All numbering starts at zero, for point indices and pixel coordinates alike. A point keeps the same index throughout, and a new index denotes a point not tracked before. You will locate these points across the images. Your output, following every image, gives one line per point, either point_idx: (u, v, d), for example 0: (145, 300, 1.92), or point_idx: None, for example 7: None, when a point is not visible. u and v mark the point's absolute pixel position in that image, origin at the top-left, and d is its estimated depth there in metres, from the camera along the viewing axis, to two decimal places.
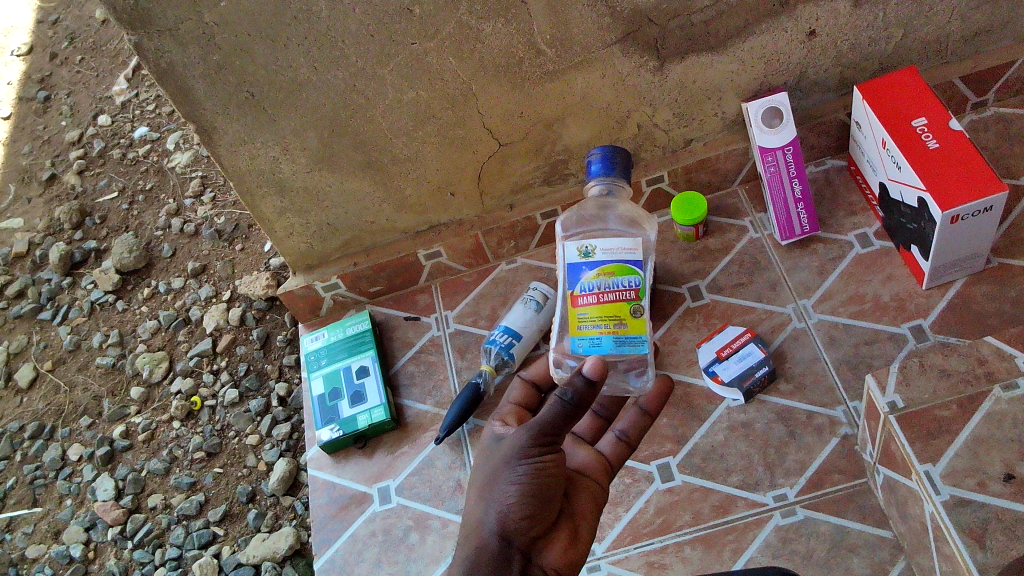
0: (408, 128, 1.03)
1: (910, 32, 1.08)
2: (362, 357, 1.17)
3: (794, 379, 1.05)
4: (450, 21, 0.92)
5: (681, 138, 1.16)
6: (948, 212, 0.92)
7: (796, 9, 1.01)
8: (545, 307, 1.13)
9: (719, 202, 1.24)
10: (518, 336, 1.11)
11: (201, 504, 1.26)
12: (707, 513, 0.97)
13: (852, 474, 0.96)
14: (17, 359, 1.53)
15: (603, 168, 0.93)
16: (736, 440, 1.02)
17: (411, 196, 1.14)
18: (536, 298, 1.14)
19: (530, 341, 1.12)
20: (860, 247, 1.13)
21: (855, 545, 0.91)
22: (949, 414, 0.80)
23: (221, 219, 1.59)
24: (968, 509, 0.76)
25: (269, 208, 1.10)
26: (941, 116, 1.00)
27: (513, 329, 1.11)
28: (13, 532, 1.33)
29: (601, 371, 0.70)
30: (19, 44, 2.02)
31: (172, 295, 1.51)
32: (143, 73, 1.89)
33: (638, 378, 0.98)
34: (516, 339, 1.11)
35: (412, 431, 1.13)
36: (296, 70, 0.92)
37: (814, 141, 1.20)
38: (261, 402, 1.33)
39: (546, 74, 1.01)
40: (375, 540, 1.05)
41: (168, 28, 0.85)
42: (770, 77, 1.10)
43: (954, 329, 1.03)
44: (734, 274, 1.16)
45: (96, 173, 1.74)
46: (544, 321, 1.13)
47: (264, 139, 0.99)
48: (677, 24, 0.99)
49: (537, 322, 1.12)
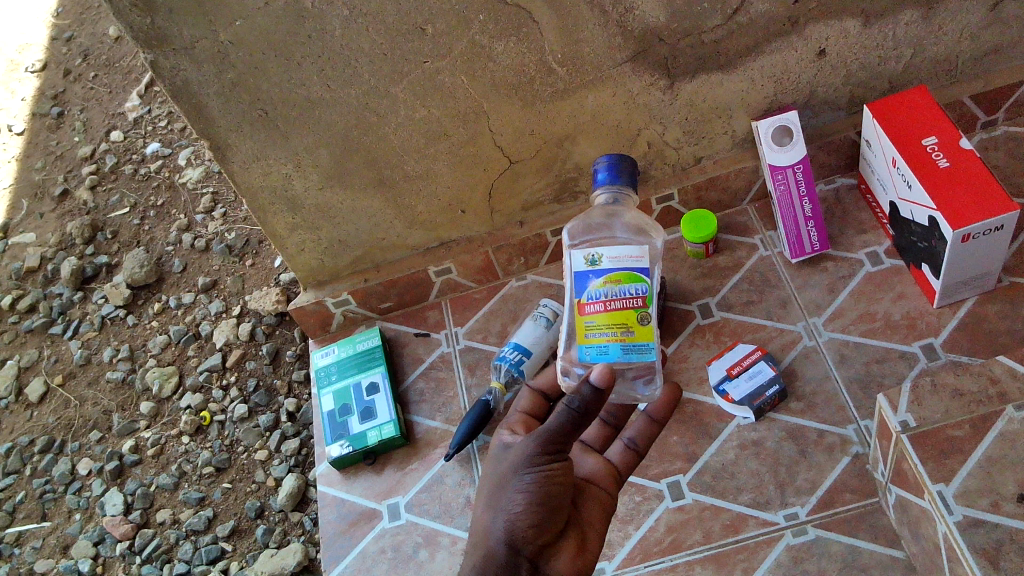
0: (420, 146, 1.04)
1: (920, 51, 1.08)
2: (372, 373, 1.17)
3: (805, 397, 1.04)
4: (462, 41, 0.93)
5: (691, 156, 1.17)
6: (959, 231, 0.92)
7: (806, 28, 1.02)
8: (554, 323, 1.14)
9: (729, 220, 1.25)
10: (528, 352, 1.11)
11: (209, 519, 1.26)
12: (718, 532, 0.97)
13: (863, 493, 0.96)
14: (27, 373, 1.53)
15: (609, 176, 0.89)
16: (747, 459, 1.01)
17: (422, 213, 1.15)
18: (546, 316, 1.14)
19: (539, 359, 1.12)
20: (870, 265, 1.14)
21: (867, 566, 0.91)
22: (961, 434, 0.80)
23: (232, 234, 1.60)
24: (981, 529, 0.75)
25: (281, 224, 1.11)
26: (952, 135, 1.00)
27: (523, 346, 1.12)
28: (22, 547, 1.33)
29: (608, 379, 0.70)
30: (33, 60, 2.05)
31: (182, 310, 1.52)
32: (155, 89, 1.92)
33: (646, 386, 0.93)
34: (525, 355, 1.11)
35: (421, 448, 1.13)
36: (309, 88, 0.93)
37: (824, 159, 1.20)
38: (270, 417, 1.34)
39: (556, 92, 1.02)
40: (384, 557, 1.05)
41: (183, 47, 0.86)
42: (780, 96, 1.11)
43: (965, 347, 1.02)
44: (745, 292, 1.16)
45: (108, 189, 1.76)
46: (553, 338, 1.13)
47: (277, 156, 1.00)
48: (687, 43, 1.00)
49: (547, 339, 1.13)
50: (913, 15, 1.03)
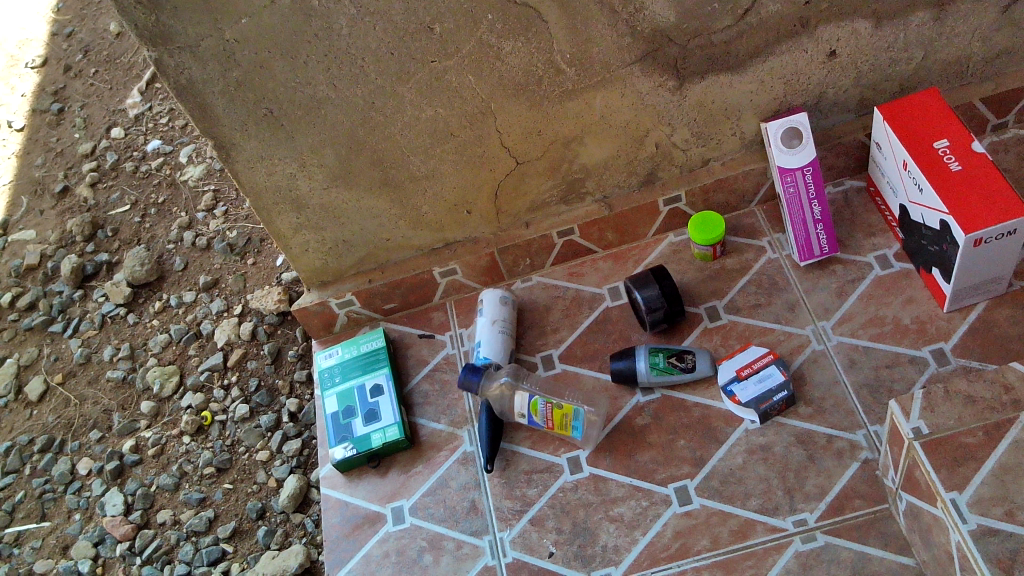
0: (426, 146, 1.03)
1: (931, 53, 1.07)
2: (376, 375, 1.16)
3: (813, 402, 1.03)
4: (471, 40, 0.92)
5: (699, 157, 1.16)
6: (971, 235, 0.91)
7: (817, 29, 1.01)
8: (487, 309, 1.17)
9: (736, 221, 1.24)
10: (480, 345, 1.14)
11: (210, 520, 1.25)
12: (726, 538, 0.96)
13: (873, 499, 0.95)
14: (27, 371, 1.52)
15: (464, 381, 1.10)
16: (755, 464, 1.01)
17: (428, 214, 1.14)
18: (485, 315, 1.16)
19: (492, 332, 1.14)
20: (880, 268, 1.13)
21: (876, 573, 0.90)
22: (975, 441, 0.79)
23: (233, 232, 1.59)
24: (996, 538, 0.74)
25: (284, 224, 1.10)
26: (963, 138, 0.99)
27: (476, 343, 1.15)
28: (21, 547, 1.31)
29: None
30: (33, 56, 2.03)
31: (183, 309, 1.51)
32: (156, 86, 1.90)
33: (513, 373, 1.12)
34: (478, 348, 1.14)
35: (425, 450, 1.12)
36: (315, 87, 0.92)
37: (833, 161, 1.19)
38: (272, 417, 1.33)
39: (564, 93, 1.01)
40: (389, 561, 1.03)
41: (188, 45, 0.85)
42: (790, 97, 1.10)
43: (976, 352, 1.02)
44: (752, 294, 1.15)
45: (108, 186, 1.74)
46: (495, 318, 1.16)
47: (282, 156, 0.99)
48: (697, 44, 0.99)
49: (488, 324, 1.15)
50: (925, 16, 1.02)
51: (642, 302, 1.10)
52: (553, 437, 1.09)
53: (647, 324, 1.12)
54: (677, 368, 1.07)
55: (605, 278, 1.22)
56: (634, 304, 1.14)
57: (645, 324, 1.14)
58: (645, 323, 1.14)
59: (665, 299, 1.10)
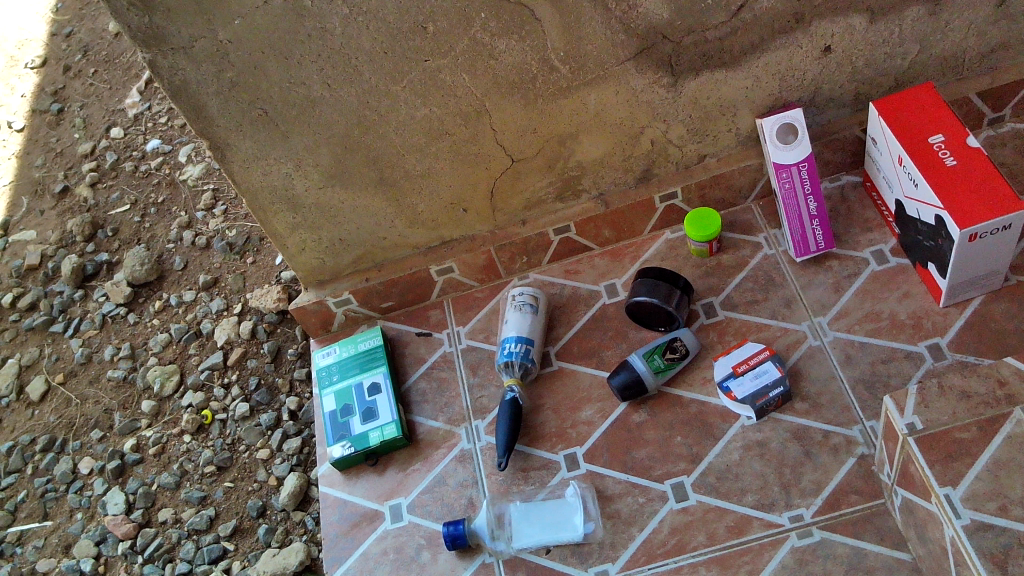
0: (421, 144, 1.03)
1: (927, 47, 1.07)
2: (374, 373, 1.17)
3: (810, 398, 1.04)
4: (464, 38, 0.92)
5: (695, 154, 1.16)
6: (966, 231, 0.91)
7: (812, 25, 1.01)
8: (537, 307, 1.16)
9: (733, 218, 1.24)
10: (531, 341, 1.13)
11: (211, 519, 1.26)
12: (722, 533, 0.96)
13: (869, 494, 0.95)
14: (29, 371, 1.53)
15: (452, 543, 1.00)
16: (751, 460, 1.01)
17: (424, 213, 1.14)
18: (534, 314, 1.16)
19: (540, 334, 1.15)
20: (876, 264, 1.13)
21: (872, 568, 0.90)
22: (969, 436, 0.79)
23: (232, 232, 1.60)
24: (990, 533, 0.75)
25: (281, 223, 1.10)
26: (958, 133, 0.99)
27: (523, 336, 1.13)
28: (24, 546, 1.32)
29: None
30: (33, 56, 2.04)
31: (183, 308, 1.52)
32: (155, 85, 1.91)
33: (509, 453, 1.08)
34: (529, 344, 1.13)
35: (423, 448, 1.13)
36: (309, 87, 0.93)
37: (829, 156, 1.19)
38: (272, 416, 1.33)
39: (558, 91, 1.01)
40: (387, 558, 1.04)
41: (182, 46, 0.85)
42: (786, 93, 1.09)
43: (972, 347, 1.02)
44: (749, 291, 1.15)
45: (108, 186, 1.75)
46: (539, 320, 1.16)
47: (277, 156, 1.00)
48: (691, 40, 0.99)
49: (534, 323, 1.15)
50: (920, 11, 1.02)
51: (661, 298, 1.09)
52: (550, 434, 1.09)
53: (676, 316, 1.10)
54: (677, 362, 1.08)
55: (602, 276, 1.22)
56: (652, 311, 1.11)
57: (672, 322, 1.12)
58: (671, 320, 1.12)
59: (677, 287, 1.11)
